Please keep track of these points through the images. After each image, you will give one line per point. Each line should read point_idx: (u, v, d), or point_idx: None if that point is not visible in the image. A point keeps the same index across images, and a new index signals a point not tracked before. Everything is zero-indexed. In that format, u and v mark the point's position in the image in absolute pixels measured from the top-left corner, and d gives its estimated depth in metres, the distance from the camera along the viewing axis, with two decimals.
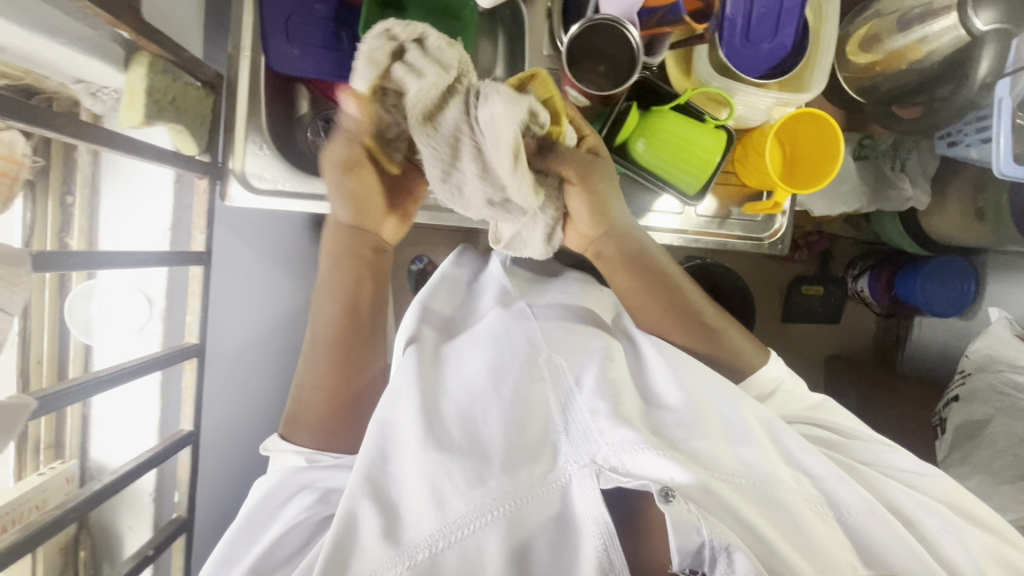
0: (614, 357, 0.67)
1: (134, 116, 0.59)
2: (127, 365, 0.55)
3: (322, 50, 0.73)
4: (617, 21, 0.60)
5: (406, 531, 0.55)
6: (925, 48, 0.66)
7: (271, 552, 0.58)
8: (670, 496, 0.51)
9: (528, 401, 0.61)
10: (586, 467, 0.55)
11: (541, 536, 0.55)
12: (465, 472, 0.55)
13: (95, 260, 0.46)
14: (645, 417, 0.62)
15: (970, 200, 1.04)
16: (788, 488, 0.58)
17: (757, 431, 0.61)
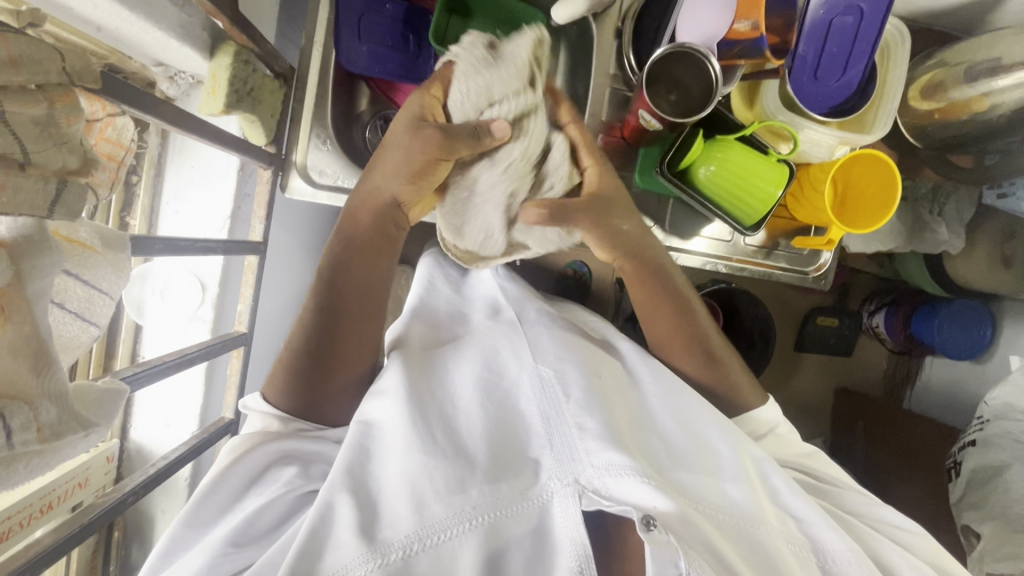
0: (603, 375, 0.66)
1: (215, 105, 0.59)
2: (180, 354, 0.54)
3: (389, 50, 0.75)
4: (702, 54, 0.60)
5: (382, 529, 0.52)
6: (990, 101, 0.68)
7: (252, 524, 0.55)
8: (651, 525, 0.52)
9: (509, 417, 0.61)
10: (569, 486, 0.56)
11: (517, 550, 0.55)
12: (448, 477, 0.54)
13: (176, 247, 0.49)
14: (637, 439, 0.62)
15: (998, 247, 1.06)
16: (769, 527, 0.60)
17: (747, 466, 0.62)
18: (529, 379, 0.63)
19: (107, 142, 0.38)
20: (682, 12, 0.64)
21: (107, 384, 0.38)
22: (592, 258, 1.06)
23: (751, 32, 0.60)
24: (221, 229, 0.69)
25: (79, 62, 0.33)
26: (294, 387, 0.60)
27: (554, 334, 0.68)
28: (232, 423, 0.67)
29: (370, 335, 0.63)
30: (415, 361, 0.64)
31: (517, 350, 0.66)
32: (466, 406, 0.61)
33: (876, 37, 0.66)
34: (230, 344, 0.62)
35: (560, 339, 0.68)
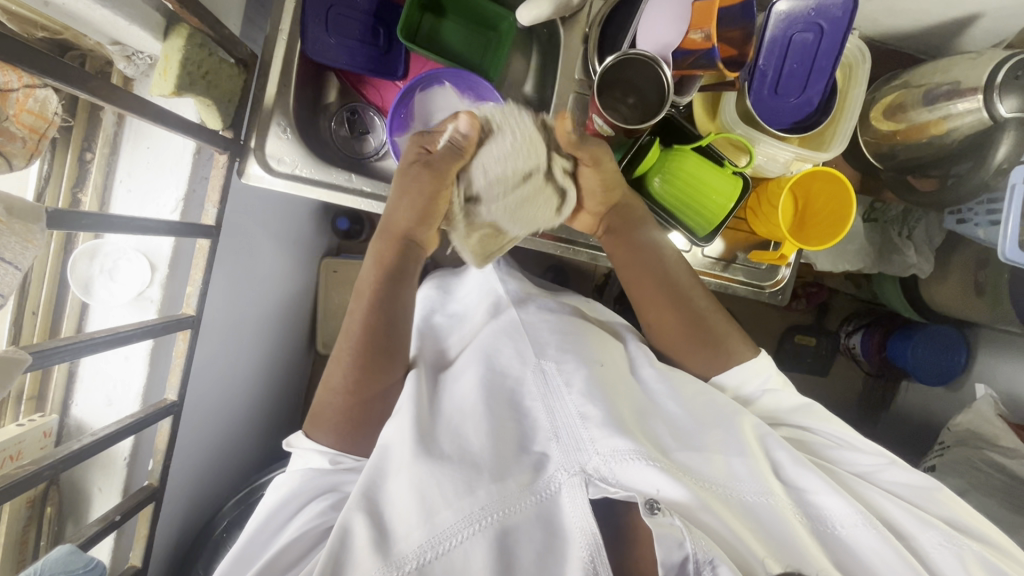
0: (604, 362, 0.68)
1: (166, 86, 0.59)
2: (109, 332, 0.55)
3: (357, 44, 0.76)
4: (654, 60, 0.61)
5: (396, 542, 0.52)
6: (947, 125, 0.67)
7: (279, 556, 0.55)
8: (655, 508, 0.52)
9: (514, 417, 0.62)
10: (575, 476, 0.55)
11: (526, 541, 0.53)
12: (455, 482, 0.54)
13: (106, 224, 0.48)
14: (643, 423, 0.62)
15: (971, 274, 1.04)
16: (780, 504, 0.58)
17: (752, 443, 0.61)
18: (534, 376, 0.65)
19: (25, 114, 0.42)
20: (642, 19, 0.64)
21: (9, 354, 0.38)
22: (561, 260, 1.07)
23: (704, 43, 0.59)
24: (173, 211, 0.67)
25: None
26: (341, 422, 0.64)
27: (553, 328, 0.72)
28: (174, 406, 0.68)
29: (390, 346, 0.66)
30: (426, 382, 0.68)
31: (517, 349, 0.68)
32: (470, 409, 0.62)
33: (836, 55, 0.66)
34: (171, 326, 0.63)
35: (557, 328, 0.72)
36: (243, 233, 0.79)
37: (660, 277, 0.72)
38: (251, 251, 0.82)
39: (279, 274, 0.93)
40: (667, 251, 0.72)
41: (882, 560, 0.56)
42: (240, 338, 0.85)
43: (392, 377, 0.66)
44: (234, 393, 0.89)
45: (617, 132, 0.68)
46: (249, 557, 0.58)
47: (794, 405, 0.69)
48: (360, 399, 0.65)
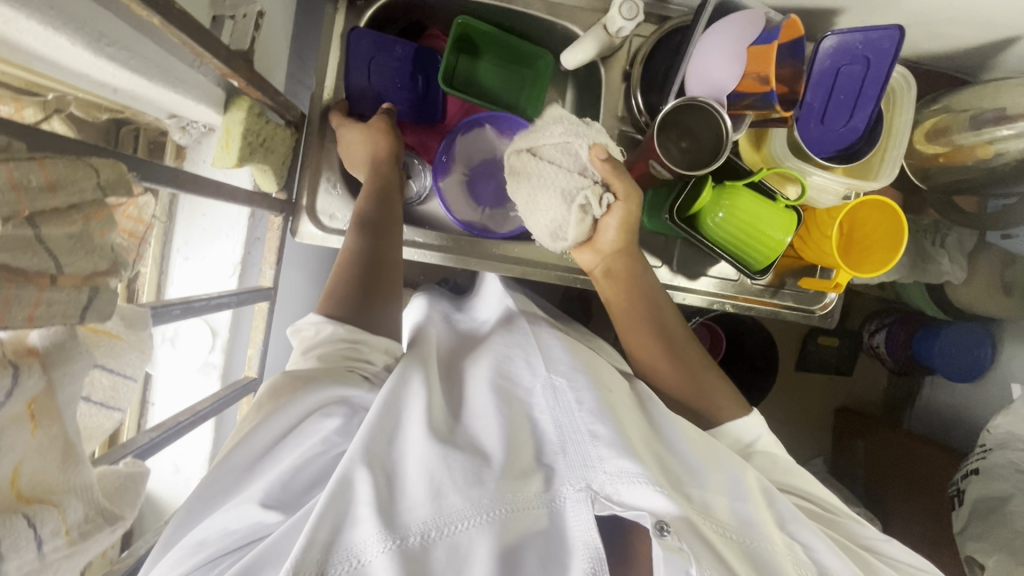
0: (614, 391, 0.59)
1: (229, 158, 0.59)
2: (188, 412, 0.53)
3: (398, 91, 0.75)
4: (713, 107, 0.62)
5: (401, 513, 0.46)
6: (994, 149, 0.69)
7: (291, 479, 0.49)
8: (665, 530, 0.47)
9: (524, 419, 0.56)
10: (582, 491, 0.49)
11: (529, 549, 0.48)
12: (465, 470, 0.49)
13: (191, 308, 0.48)
14: (648, 446, 0.55)
15: (998, 274, 1.03)
16: (778, 550, 0.52)
17: (756, 488, 0.56)
18: (544, 389, 0.58)
19: (129, 219, 0.39)
20: (691, 62, 0.64)
21: (130, 469, 0.38)
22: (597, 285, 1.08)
23: (761, 87, 0.60)
24: (231, 275, 0.68)
25: (112, 172, 0.34)
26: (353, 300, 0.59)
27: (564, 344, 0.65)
28: None
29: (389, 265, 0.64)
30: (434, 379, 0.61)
31: (528, 359, 0.62)
32: (478, 410, 0.57)
33: (883, 84, 0.66)
34: (241, 392, 0.62)
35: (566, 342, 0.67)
36: (292, 287, 0.79)
37: (655, 326, 0.69)
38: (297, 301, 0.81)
39: None
40: (668, 303, 0.71)
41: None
42: None
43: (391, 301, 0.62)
44: None
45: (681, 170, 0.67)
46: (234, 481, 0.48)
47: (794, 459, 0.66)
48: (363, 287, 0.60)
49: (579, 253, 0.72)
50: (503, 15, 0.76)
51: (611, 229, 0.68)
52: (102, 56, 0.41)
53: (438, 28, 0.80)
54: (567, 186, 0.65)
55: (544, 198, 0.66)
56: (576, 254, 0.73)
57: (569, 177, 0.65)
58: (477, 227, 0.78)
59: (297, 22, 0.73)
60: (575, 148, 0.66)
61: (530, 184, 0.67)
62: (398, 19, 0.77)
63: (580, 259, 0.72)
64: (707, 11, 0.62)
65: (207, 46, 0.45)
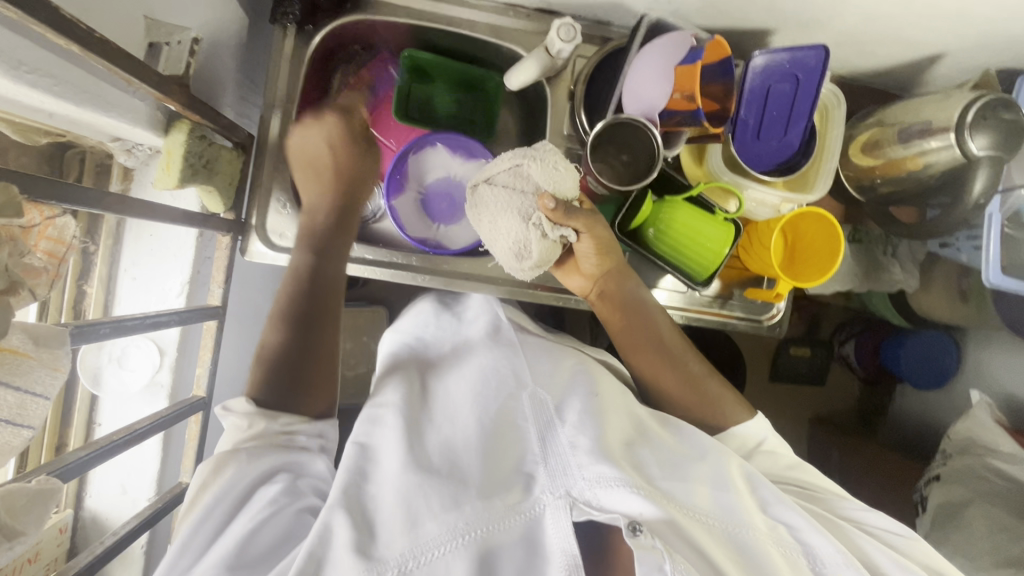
0: (601, 391, 0.67)
1: (169, 180, 0.60)
2: (125, 431, 0.54)
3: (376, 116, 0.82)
4: (644, 125, 0.65)
5: (379, 548, 0.51)
6: (923, 161, 0.71)
7: (248, 541, 0.53)
8: (637, 530, 0.51)
9: (505, 440, 0.62)
10: (561, 499, 0.54)
11: (509, 560, 0.52)
12: (441, 495, 0.55)
13: (123, 328, 0.49)
14: (629, 452, 0.60)
15: (955, 283, 1.04)
16: (758, 535, 0.57)
17: (737, 479, 0.61)
18: (525, 403, 0.64)
19: (47, 241, 0.40)
20: (626, 80, 0.67)
21: (41, 485, 0.38)
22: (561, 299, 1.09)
23: (688, 104, 0.64)
24: (179, 295, 0.68)
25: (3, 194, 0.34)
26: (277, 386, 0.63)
27: (549, 356, 0.73)
28: (189, 488, 0.67)
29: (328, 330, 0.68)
30: (417, 405, 0.67)
31: (514, 375, 0.68)
32: (463, 432, 0.62)
33: (813, 100, 0.69)
34: (187, 412, 0.62)
35: (556, 362, 0.72)
36: (248, 305, 0.80)
37: (650, 340, 0.73)
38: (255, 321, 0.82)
39: None
40: (660, 315, 0.74)
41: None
42: None
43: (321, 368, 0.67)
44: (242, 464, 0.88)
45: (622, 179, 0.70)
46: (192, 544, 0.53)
47: (791, 464, 0.70)
48: (291, 362, 0.64)
49: (570, 279, 0.75)
50: (451, 39, 0.79)
51: (590, 256, 0.70)
52: (23, 83, 0.42)
53: (388, 51, 0.82)
54: (523, 212, 0.63)
55: (504, 224, 0.63)
56: (565, 277, 0.75)
57: (524, 202, 0.63)
58: (430, 244, 0.78)
59: (249, 47, 0.75)
60: (527, 175, 0.63)
61: (489, 213, 0.64)
62: (350, 42, 0.79)
63: (570, 285, 0.75)
64: (642, 30, 0.66)
65: (135, 73, 0.46)
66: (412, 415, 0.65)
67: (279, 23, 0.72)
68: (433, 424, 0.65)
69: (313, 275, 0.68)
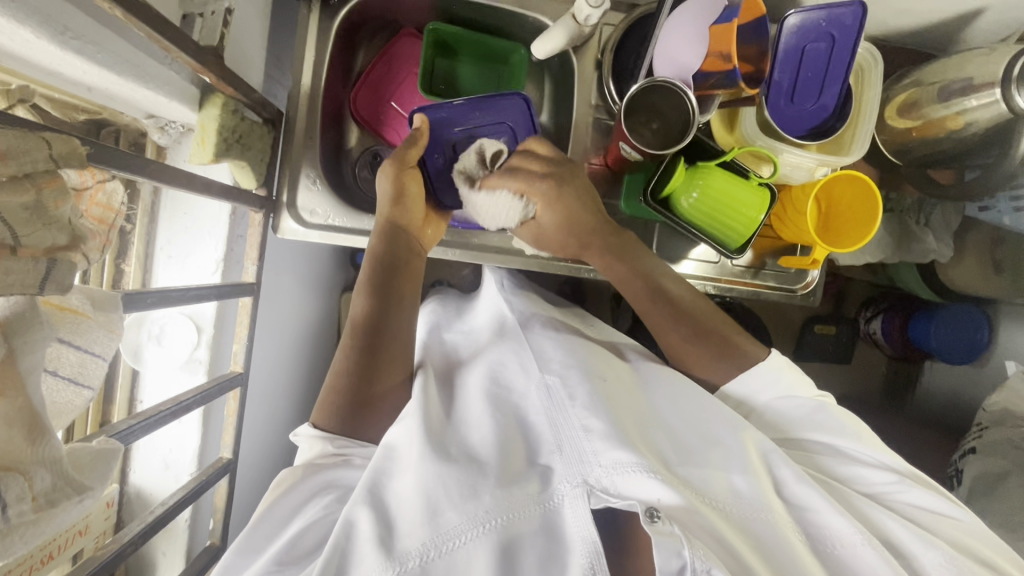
0: (608, 379, 0.66)
1: (205, 154, 0.60)
2: (168, 404, 0.55)
3: (400, 93, 0.82)
4: (677, 87, 0.63)
5: (399, 539, 0.52)
6: (965, 118, 0.69)
7: (296, 543, 0.56)
8: (655, 516, 0.52)
9: (518, 428, 0.63)
10: (578, 486, 0.55)
11: (529, 550, 0.53)
12: (460, 484, 0.55)
13: (167, 298, 0.49)
14: (645, 434, 0.62)
15: (987, 252, 1.02)
16: (776, 519, 0.57)
17: (755, 461, 0.61)
18: (536, 392, 0.64)
19: (97, 207, 0.40)
20: (658, 45, 0.66)
21: (102, 445, 0.40)
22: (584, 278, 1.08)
23: (725, 64, 0.62)
24: (214, 272, 0.68)
25: (65, 146, 0.35)
26: (341, 413, 0.65)
27: (564, 343, 0.71)
28: (231, 463, 0.68)
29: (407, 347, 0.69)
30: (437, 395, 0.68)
31: (522, 362, 0.69)
32: (475, 418, 0.63)
33: (849, 61, 0.67)
34: (226, 387, 0.63)
35: (567, 348, 0.70)
36: (278, 284, 0.80)
37: (648, 291, 0.71)
38: (282, 301, 0.81)
39: (313, 318, 0.93)
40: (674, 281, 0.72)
41: None
42: (278, 386, 0.84)
43: (396, 380, 0.68)
44: (275, 442, 0.89)
45: (646, 157, 0.69)
46: (250, 549, 0.56)
47: (806, 411, 0.69)
48: (360, 392, 0.65)
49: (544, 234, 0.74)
50: (476, 12, 0.78)
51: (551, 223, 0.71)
52: (69, 50, 0.43)
53: (411, 27, 0.82)
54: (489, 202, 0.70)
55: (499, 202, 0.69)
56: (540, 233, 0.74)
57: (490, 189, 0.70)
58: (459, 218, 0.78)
59: (274, 24, 0.75)
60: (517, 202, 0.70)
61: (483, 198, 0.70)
62: (373, 17, 0.79)
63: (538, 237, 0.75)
64: None
65: (173, 40, 0.46)
66: (432, 400, 0.66)
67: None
68: (454, 410, 0.67)
69: (376, 324, 0.67)
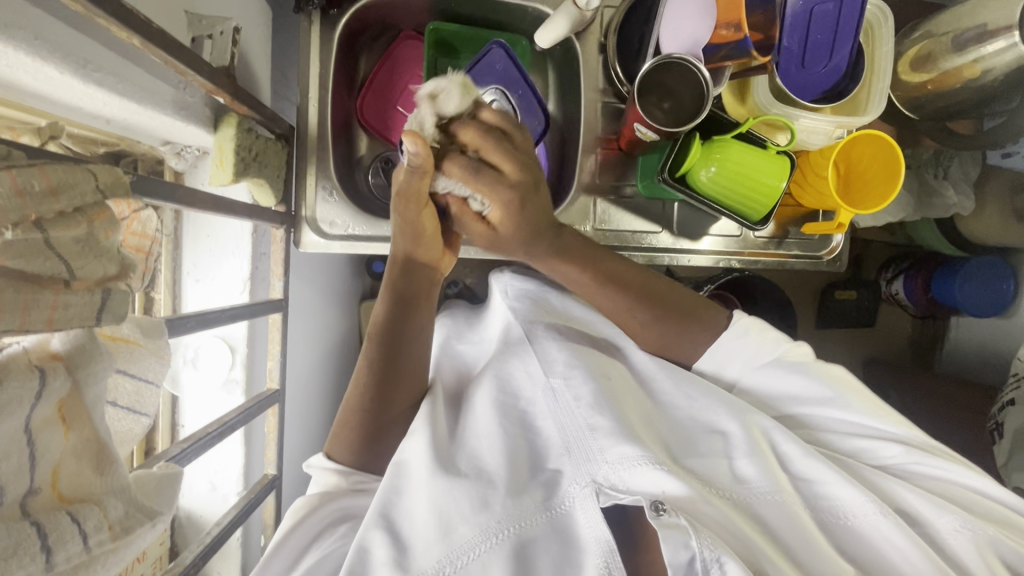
0: (611, 376, 0.67)
1: (224, 175, 0.60)
2: (215, 424, 0.55)
3: (405, 95, 0.82)
4: (691, 62, 0.63)
5: (415, 559, 0.53)
6: (981, 67, 0.68)
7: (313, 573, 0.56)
8: (661, 509, 0.51)
9: (525, 434, 0.63)
10: (586, 487, 0.55)
11: (543, 555, 0.54)
12: (471, 497, 0.56)
13: (206, 321, 0.50)
14: (650, 429, 0.62)
15: (1008, 202, 1.01)
16: (789, 502, 0.58)
17: (757, 438, 0.61)
18: (543, 396, 0.64)
19: (134, 235, 0.41)
20: (663, 24, 0.65)
21: (163, 470, 0.40)
22: None
23: (735, 35, 0.62)
24: (242, 291, 0.69)
25: (108, 176, 0.35)
26: (357, 443, 0.64)
27: (561, 342, 0.70)
28: (276, 479, 0.69)
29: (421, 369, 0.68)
30: (443, 410, 0.68)
31: (526, 365, 0.68)
32: (482, 428, 0.64)
33: (859, 20, 0.67)
34: (265, 403, 0.63)
35: (571, 349, 0.69)
36: (303, 298, 0.80)
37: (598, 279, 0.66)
38: (307, 317, 0.81)
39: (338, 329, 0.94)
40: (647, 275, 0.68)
41: (894, 547, 0.56)
42: (311, 399, 0.85)
43: (407, 404, 0.67)
44: None
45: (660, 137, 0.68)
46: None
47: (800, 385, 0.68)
48: (375, 420, 0.64)
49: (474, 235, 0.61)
50: (474, 7, 0.78)
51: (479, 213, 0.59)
52: (90, 83, 0.43)
53: (410, 28, 0.82)
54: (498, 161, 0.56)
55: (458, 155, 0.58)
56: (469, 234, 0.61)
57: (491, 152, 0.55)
58: None
59: (275, 39, 0.75)
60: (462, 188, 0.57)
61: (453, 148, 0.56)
62: (372, 23, 0.79)
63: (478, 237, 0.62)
64: None
65: (189, 63, 0.46)
66: (440, 414, 0.66)
67: (304, 10, 0.72)
68: (460, 425, 0.67)
69: (391, 353, 0.64)
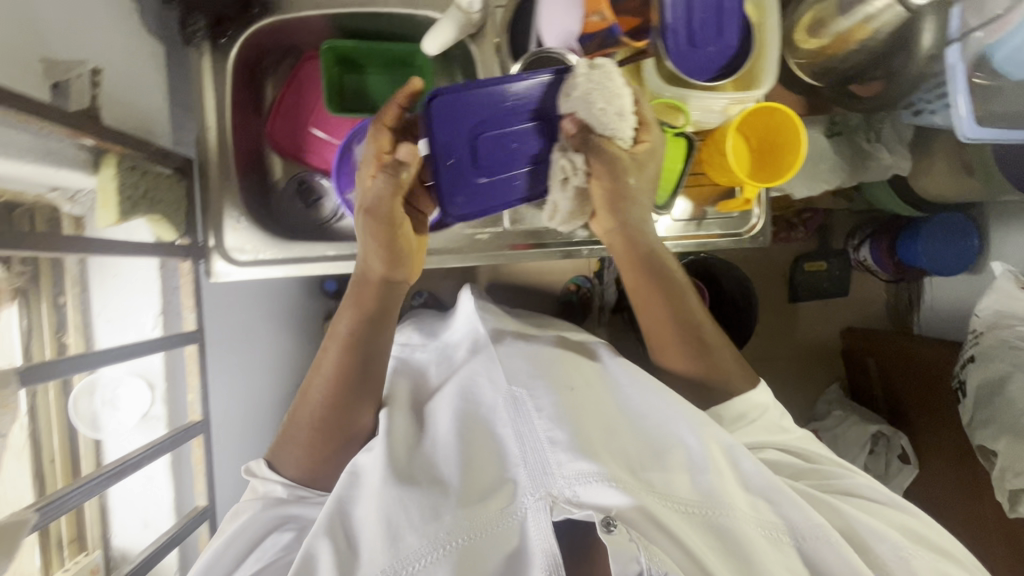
0: (575, 386, 0.65)
1: (110, 216, 0.61)
2: (119, 462, 0.57)
3: (314, 115, 0.82)
4: (561, 54, 0.65)
5: (363, 567, 0.55)
6: (870, 27, 0.67)
7: None
8: (611, 526, 0.54)
9: (487, 441, 0.62)
10: (541, 500, 0.55)
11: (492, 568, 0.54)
12: (422, 506, 0.56)
13: (84, 361, 0.51)
14: (611, 440, 0.61)
15: (957, 156, 0.96)
16: (737, 515, 0.58)
17: (715, 454, 0.60)
18: (505, 405, 0.62)
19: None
20: (541, 18, 0.65)
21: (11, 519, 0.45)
22: (555, 262, 1.06)
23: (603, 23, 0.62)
24: (155, 326, 0.70)
25: None
26: (305, 458, 0.64)
27: (526, 354, 0.68)
28: (206, 510, 0.69)
29: (377, 382, 0.65)
30: (403, 420, 0.67)
31: (491, 377, 0.66)
32: (442, 437, 0.63)
33: None
34: (180, 437, 0.64)
35: (534, 360, 0.67)
36: (233, 327, 0.80)
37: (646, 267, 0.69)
38: (231, 350, 0.81)
39: None
40: (680, 286, 0.70)
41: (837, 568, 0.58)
42: (255, 426, 0.85)
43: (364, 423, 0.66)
44: None
45: None
46: None
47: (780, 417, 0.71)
48: (327, 435, 0.64)
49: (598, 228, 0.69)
50: (367, 21, 0.78)
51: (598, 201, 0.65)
52: None
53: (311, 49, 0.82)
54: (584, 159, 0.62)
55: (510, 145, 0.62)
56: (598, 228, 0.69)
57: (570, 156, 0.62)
58: None
59: (171, 75, 0.76)
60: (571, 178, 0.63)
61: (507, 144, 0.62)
62: (271, 47, 0.79)
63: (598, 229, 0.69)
64: None
65: (24, 109, 0.47)
66: (398, 424, 0.65)
67: (193, 43, 0.72)
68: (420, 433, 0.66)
69: (355, 365, 0.64)
